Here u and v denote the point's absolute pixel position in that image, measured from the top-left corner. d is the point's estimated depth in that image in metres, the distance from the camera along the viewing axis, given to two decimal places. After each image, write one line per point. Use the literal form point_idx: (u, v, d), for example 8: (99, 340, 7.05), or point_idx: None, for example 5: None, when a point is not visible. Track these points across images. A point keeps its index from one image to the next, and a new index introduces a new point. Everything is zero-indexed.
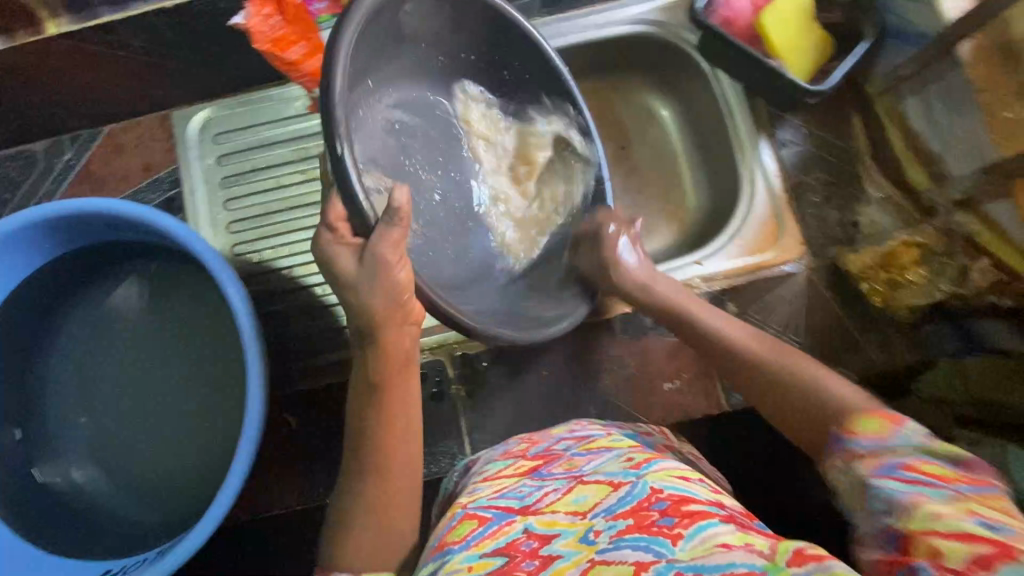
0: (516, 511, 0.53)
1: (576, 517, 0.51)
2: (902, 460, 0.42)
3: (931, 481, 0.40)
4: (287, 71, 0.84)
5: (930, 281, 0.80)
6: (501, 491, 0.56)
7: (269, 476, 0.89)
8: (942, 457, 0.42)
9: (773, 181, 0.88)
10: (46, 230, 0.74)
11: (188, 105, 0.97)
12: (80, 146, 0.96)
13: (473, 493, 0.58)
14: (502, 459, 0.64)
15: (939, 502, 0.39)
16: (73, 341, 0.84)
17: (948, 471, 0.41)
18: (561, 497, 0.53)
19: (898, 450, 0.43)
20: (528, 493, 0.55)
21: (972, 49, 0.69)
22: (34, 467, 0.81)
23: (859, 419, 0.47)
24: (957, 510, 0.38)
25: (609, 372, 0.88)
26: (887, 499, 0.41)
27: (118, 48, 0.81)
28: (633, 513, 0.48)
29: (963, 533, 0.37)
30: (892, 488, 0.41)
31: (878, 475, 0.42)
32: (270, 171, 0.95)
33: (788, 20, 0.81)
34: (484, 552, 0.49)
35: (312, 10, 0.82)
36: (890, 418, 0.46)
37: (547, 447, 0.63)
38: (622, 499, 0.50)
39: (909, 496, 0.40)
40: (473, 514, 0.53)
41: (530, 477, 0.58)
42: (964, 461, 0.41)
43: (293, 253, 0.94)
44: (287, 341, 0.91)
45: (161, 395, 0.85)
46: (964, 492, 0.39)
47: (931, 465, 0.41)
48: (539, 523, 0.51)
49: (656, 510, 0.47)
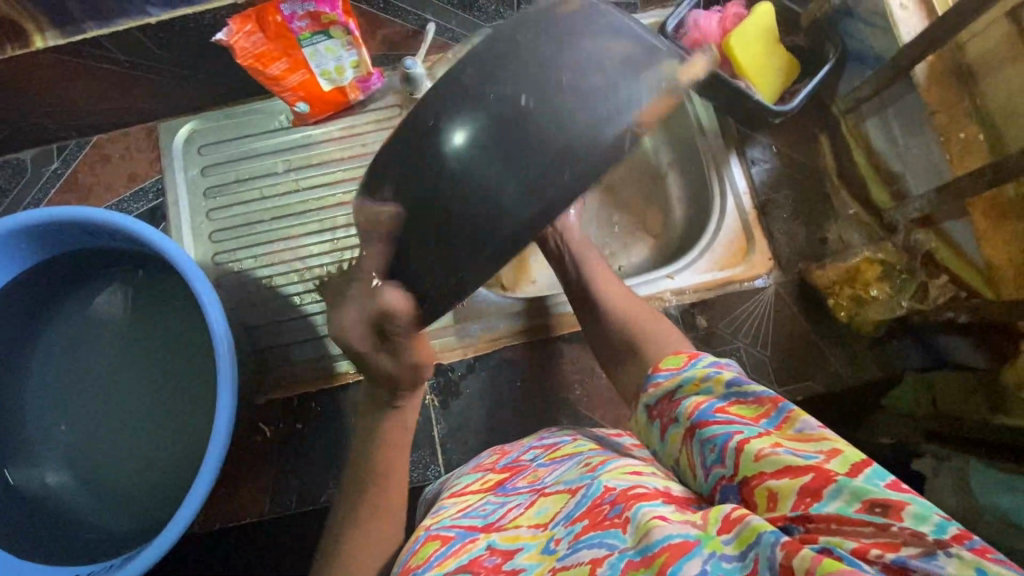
0: (479, 529, 0.50)
1: (538, 530, 0.47)
2: (715, 402, 0.46)
3: (742, 421, 0.44)
4: (268, 85, 0.88)
5: (892, 296, 0.82)
6: (465, 510, 0.54)
7: (241, 482, 0.89)
8: (741, 388, 0.46)
9: (742, 196, 0.90)
10: (23, 237, 0.75)
11: (174, 117, 0.99)
12: (67, 155, 0.99)
13: (436, 515, 0.56)
14: (472, 473, 0.63)
15: (755, 440, 0.41)
16: (52, 346, 0.85)
17: (749, 403, 0.45)
18: (523, 513, 0.50)
19: (706, 392, 0.47)
20: (490, 511, 0.53)
21: (926, 70, 0.73)
22: (6, 468, 0.81)
23: (661, 360, 0.53)
24: (769, 446, 0.41)
25: (580, 383, 0.89)
26: (717, 452, 0.43)
27: (106, 63, 0.83)
28: (588, 513, 0.44)
29: (782, 468, 0.39)
30: (717, 432, 0.44)
31: (702, 423, 0.45)
32: (253, 182, 0.97)
33: (753, 41, 0.83)
34: (446, 572, 0.46)
35: (294, 27, 0.83)
36: (687, 354, 0.52)
37: (515, 459, 0.62)
38: (579, 503, 0.46)
39: (732, 441, 0.42)
40: (435, 535, 0.50)
41: (494, 493, 0.56)
42: (752, 387, 0.46)
43: (273, 262, 0.95)
44: (265, 348, 0.92)
45: (140, 401, 0.86)
46: (770, 427, 0.43)
47: (743, 407, 0.45)
48: (502, 540, 0.48)
49: (607, 504, 0.43)
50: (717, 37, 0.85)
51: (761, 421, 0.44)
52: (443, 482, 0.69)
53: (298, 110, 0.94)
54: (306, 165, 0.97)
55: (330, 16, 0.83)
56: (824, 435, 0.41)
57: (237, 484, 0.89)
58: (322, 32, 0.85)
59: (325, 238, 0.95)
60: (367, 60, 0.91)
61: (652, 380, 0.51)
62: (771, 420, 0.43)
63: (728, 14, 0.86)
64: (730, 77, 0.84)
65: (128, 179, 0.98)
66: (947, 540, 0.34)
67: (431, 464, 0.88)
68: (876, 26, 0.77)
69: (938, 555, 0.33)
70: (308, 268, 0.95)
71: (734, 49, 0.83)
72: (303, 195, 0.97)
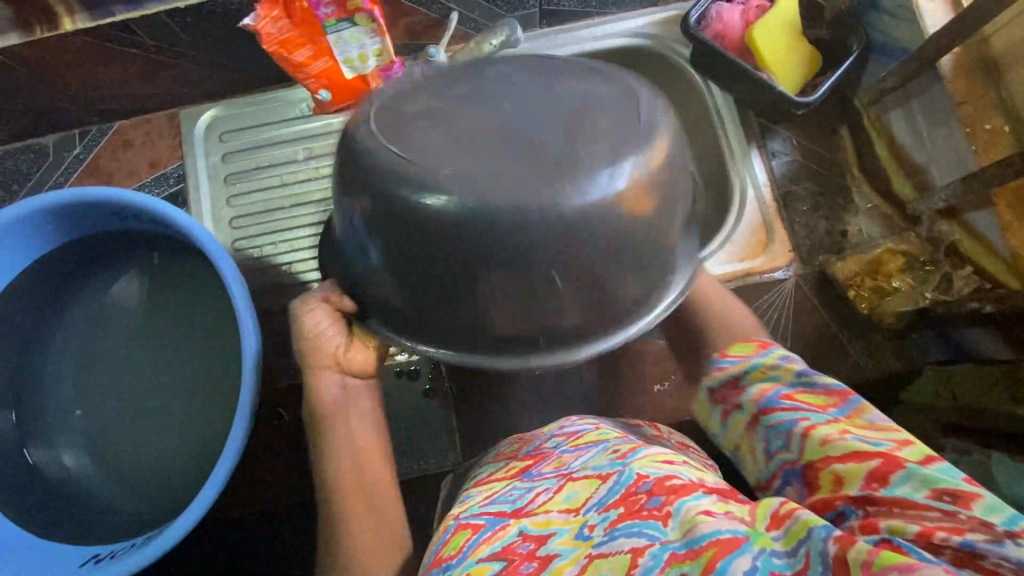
0: (509, 515, 0.50)
1: (569, 514, 0.47)
2: (781, 390, 0.49)
3: (811, 408, 0.46)
4: (294, 73, 0.89)
5: (914, 288, 0.81)
6: (492, 497, 0.54)
7: (259, 468, 0.89)
8: (808, 378, 0.49)
9: (762, 188, 0.90)
10: (47, 216, 0.75)
11: (196, 104, 0.99)
12: (89, 141, 0.99)
13: (463, 504, 0.55)
14: (495, 462, 0.63)
15: (823, 427, 0.44)
16: (73, 329, 0.85)
17: (818, 393, 0.48)
18: (552, 498, 0.50)
19: (773, 379, 0.51)
20: (518, 496, 0.52)
21: (952, 61, 0.73)
22: (26, 448, 0.81)
23: (730, 346, 0.56)
24: (836, 433, 0.43)
25: (599, 373, 0.89)
26: (784, 437, 0.46)
27: (133, 47, 0.84)
28: (623, 501, 0.44)
29: (848, 453, 0.41)
30: (785, 418, 0.47)
31: (767, 410, 0.48)
32: (272, 170, 0.97)
33: (775, 32, 0.83)
34: (480, 559, 0.46)
35: (319, 14, 0.86)
36: (758, 342, 0.55)
37: (538, 446, 0.61)
38: (611, 490, 0.46)
39: (799, 427, 0.45)
40: (466, 524, 0.50)
41: (520, 479, 0.56)
42: (821, 378, 0.49)
43: (293, 249, 0.96)
44: (285, 334, 0.92)
45: (159, 386, 0.86)
46: (838, 415, 0.45)
47: (810, 397, 0.48)
48: (534, 525, 0.47)
49: (644, 493, 0.43)
50: (738, 30, 0.86)
51: (830, 409, 0.46)
52: (478, 457, 0.70)
53: (320, 99, 0.93)
54: (325, 153, 0.98)
55: (356, 2, 0.85)
56: (895, 427, 0.42)
57: (255, 469, 0.89)
58: (347, 19, 0.87)
59: None
60: (390, 48, 0.89)
61: (719, 364, 0.54)
62: (841, 410, 0.45)
63: (751, 6, 0.86)
64: (752, 68, 0.84)
65: (150, 166, 0.98)
66: (1018, 532, 0.33)
67: (449, 452, 0.87)
68: (900, 17, 0.77)
69: (1006, 544, 0.33)
70: None
71: (756, 40, 0.83)
72: (322, 183, 0.97)
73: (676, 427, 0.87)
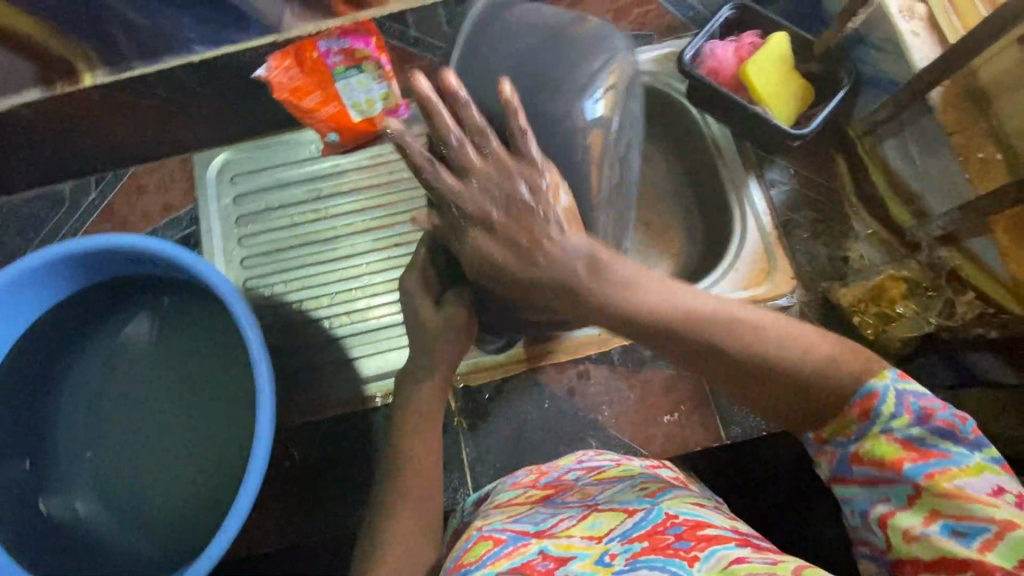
0: (531, 534, 0.51)
1: (592, 542, 0.48)
2: (852, 454, 0.45)
3: (885, 478, 0.43)
4: (304, 118, 0.92)
5: (918, 313, 0.82)
6: (515, 517, 0.56)
7: (270, 508, 0.90)
8: (893, 424, 0.44)
9: (763, 217, 0.92)
10: (66, 264, 0.77)
11: (207, 149, 1.02)
12: (104, 187, 1.02)
13: (486, 520, 0.58)
14: (512, 489, 0.64)
15: (903, 515, 0.42)
16: (89, 371, 0.86)
17: (893, 443, 0.43)
18: (575, 525, 0.51)
19: (854, 439, 0.45)
20: (542, 520, 0.53)
21: (940, 94, 0.75)
22: (41, 496, 0.82)
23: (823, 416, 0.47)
24: (917, 524, 0.41)
25: (607, 405, 0.89)
26: (861, 517, 0.45)
27: (151, 98, 0.88)
28: (649, 536, 0.46)
29: (935, 559, 0.40)
30: (861, 499, 0.45)
31: (843, 484, 0.46)
32: (284, 211, 1.00)
33: (768, 69, 0.86)
34: (499, 571, 0.46)
35: (328, 63, 0.86)
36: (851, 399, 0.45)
37: (557, 477, 0.64)
38: (637, 524, 0.48)
39: (876, 512, 0.44)
40: (489, 536, 0.52)
41: (544, 505, 0.58)
42: (911, 431, 0.43)
43: (303, 289, 0.98)
44: (299, 371, 0.94)
45: (175, 428, 0.86)
46: (918, 480, 0.42)
47: (883, 456, 0.43)
48: (555, 546, 0.48)
49: (672, 534, 0.46)
50: (732, 66, 0.88)
51: (906, 471, 0.42)
52: (490, 487, 0.71)
53: (328, 140, 0.97)
54: (334, 194, 1.00)
55: (364, 52, 0.86)
56: (991, 503, 0.40)
57: (271, 506, 0.90)
58: (355, 67, 0.88)
59: (354, 263, 0.98)
60: (396, 92, 0.92)
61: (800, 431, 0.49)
62: (920, 467, 0.42)
63: (743, 43, 0.89)
64: (747, 102, 0.87)
65: (163, 209, 1.01)
66: None
67: (460, 489, 0.87)
68: (888, 52, 0.79)
69: None
70: (337, 293, 0.97)
71: (750, 76, 0.86)
72: (330, 222, 0.99)
73: (688, 460, 0.87)
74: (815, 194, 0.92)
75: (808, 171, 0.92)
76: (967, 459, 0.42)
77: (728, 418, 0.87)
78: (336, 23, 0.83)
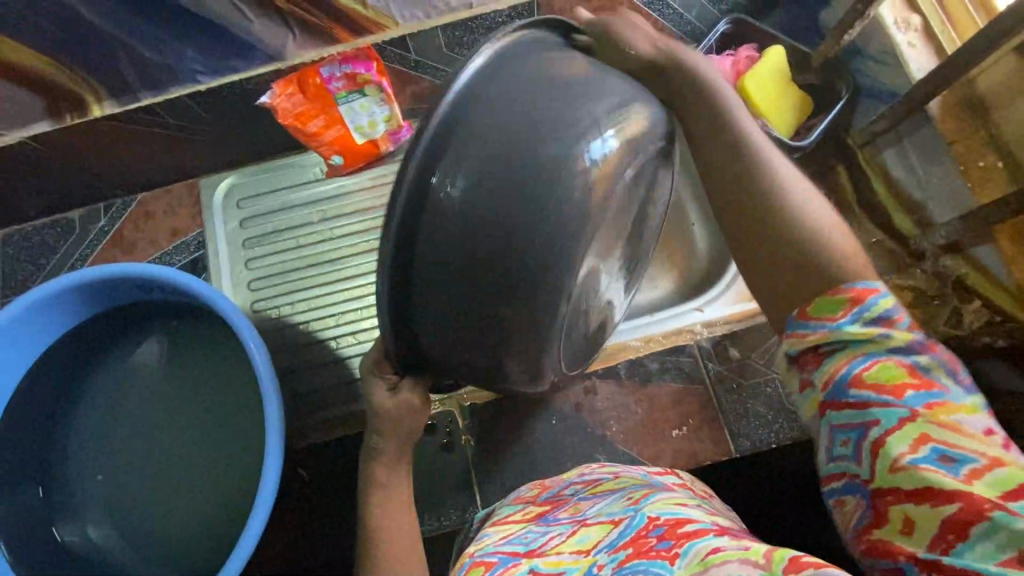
0: (521, 555, 0.52)
1: (579, 555, 0.49)
2: (853, 371, 0.40)
3: (881, 401, 0.39)
4: (307, 141, 0.93)
5: (925, 321, 0.82)
6: (508, 537, 0.56)
7: (281, 528, 0.91)
8: (897, 342, 0.40)
9: None
10: (75, 292, 0.77)
11: (214, 174, 1.03)
12: (113, 214, 1.03)
13: (479, 542, 0.58)
14: (512, 504, 0.65)
15: (895, 444, 0.38)
16: (101, 395, 0.87)
17: (898, 367, 0.39)
18: (564, 541, 0.52)
19: (854, 350, 0.40)
20: (532, 539, 0.54)
21: (939, 104, 0.75)
22: (54, 525, 0.83)
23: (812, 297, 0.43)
24: (908, 452, 0.38)
25: (614, 420, 0.89)
26: (850, 448, 0.41)
27: (159, 127, 0.89)
28: (633, 542, 0.46)
29: (922, 489, 0.37)
30: (850, 424, 0.40)
31: (834, 407, 0.41)
32: (291, 232, 1.01)
33: (766, 82, 0.87)
34: None
35: (331, 88, 0.87)
36: (851, 294, 0.41)
37: (556, 492, 0.64)
38: (622, 532, 0.48)
39: (867, 440, 0.40)
40: (480, 562, 0.53)
41: (536, 523, 0.58)
42: (916, 355, 0.40)
43: (310, 309, 0.98)
44: (306, 392, 0.95)
45: (186, 454, 0.87)
46: (915, 405, 0.39)
47: (884, 378, 0.39)
48: (545, 564, 0.49)
49: (654, 536, 0.45)
50: (730, 79, 0.88)
51: (907, 396, 0.39)
52: (491, 508, 0.71)
53: (333, 163, 0.98)
54: (340, 214, 1.01)
55: (365, 76, 0.88)
56: (983, 435, 0.38)
57: (281, 528, 0.90)
58: (357, 91, 0.90)
59: (360, 283, 0.99)
60: (398, 115, 0.94)
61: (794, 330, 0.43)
62: (921, 396, 0.39)
63: (741, 57, 0.89)
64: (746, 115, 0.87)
65: (172, 234, 1.02)
66: None
67: (469, 507, 0.87)
68: (886, 64, 0.80)
69: None
70: (344, 312, 0.98)
71: (748, 90, 0.86)
72: (336, 242, 1.00)
73: (696, 475, 0.86)
74: None
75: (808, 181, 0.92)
76: (962, 391, 0.40)
77: (737, 430, 0.87)
78: (339, 50, 0.83)
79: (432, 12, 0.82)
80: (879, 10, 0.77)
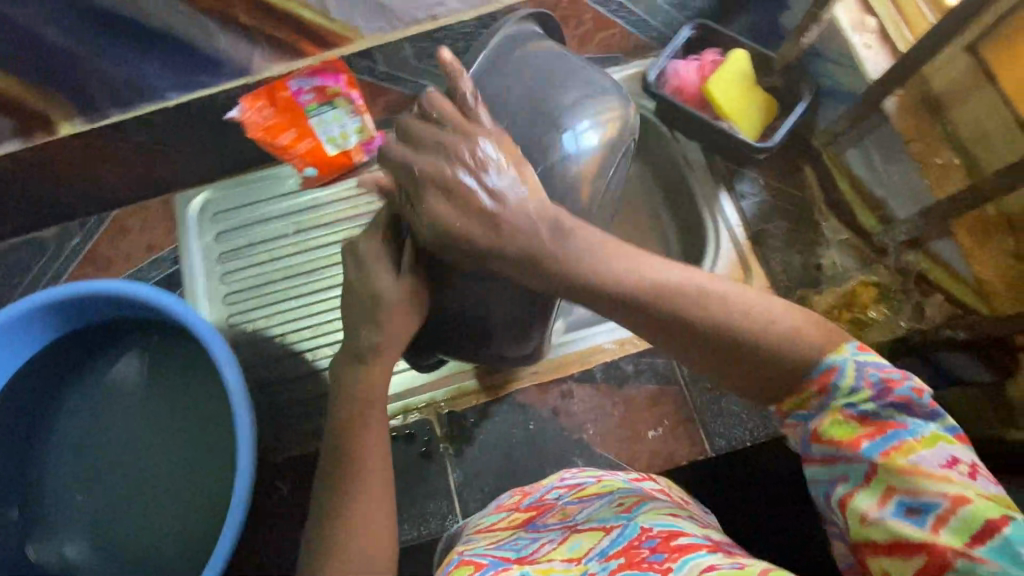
0: (512, 560, 0.52)
1: (571, 563, 0.50)
2: (813, 431, 0.44)
3: (842, 455, 0.42)
4: (281, 153, 0.95)
5: (889, 317, 0.85)
6: (496, 543, 0.56)
7: (261, 543, 0.90)
8: (849, 397, 0.42)
9: (735, 228, 0.93)
10: (47, 310, 0.77)
11: (189, 188, 1.04)
12: (87, 231, 1.03)
13: (467, 545, 0.58)
14: (496, 513, 0.65)
15: (860, 498, 0.40)
16: (76, 414, 0.87)
17: (850, 420, 0.42)
18: (555, 548, 0.52)
19: (813, 410, 0.44)
20: (522, 545, 0.55)
21: (894, 105, 0.78)
22: (30, 545, 0.83)
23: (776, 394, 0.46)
24: (873, 504, 0.40)
25: (592, 424, 0.90)
26: (828, 500, 0.43)
27: (130, 144, 0.90)
28: (625, 552, 0.47)
29: (890, 543, 0.38)
30: (823, 481, 0.43)
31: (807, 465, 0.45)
32: (266, 245, 1.01)
33: (730, 85, 0.88)
34: None
35: (300, 101, 0.88)
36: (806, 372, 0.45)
37: (539, 498, 0.64)
38: (614, 541, 0.49)
39: (837, 494, 0.42)
40: (469, 560, 0.52)
41: (525, 529, 0.58)
42: (869, 403, 0.42)
43: (284, 321, 0.98)
44: (284, 407, 0.95)
45: (163, 470, 0.86)
46: (873, 456, 0.40)
47: (840, 433, 0.42)
48: (535, 570, 0.49)
49: (646, 548, 0.46)
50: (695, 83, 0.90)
51: (862, 447, 0.41)
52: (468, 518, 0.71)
53: (306, 174, 1.00)
54: (313, 226, 1.01)
55: (334, 89, 0.89)
56: (948, 475, 0.38)
57: (262, 543, 0.90)
58: (327, 103, 0.91)
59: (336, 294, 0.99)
60: (370, 125, 0.95)
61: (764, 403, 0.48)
62: (876, 445, 0.40)
63: (705, 61, 0.90)
64: (711, 118, 0.89)
65: (146, 250, 1.02)
66: None
67: (449, 515, 0.87)
68: (844, 66, 0.82)
69: None
70: (318, 323, 0.98)
71: (713, 94, 0.88)
72: (311, 253, 1.00)
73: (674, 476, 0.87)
74: (786, 204, 0.93)
75: (776, 181, 0.94)
76: (924, 428, 0.40)
77: (713, 430, 0.88)
78: (307, 64, 0.83)
79: (397, 22, 0.81)
80: (834, 13, 0.79)
